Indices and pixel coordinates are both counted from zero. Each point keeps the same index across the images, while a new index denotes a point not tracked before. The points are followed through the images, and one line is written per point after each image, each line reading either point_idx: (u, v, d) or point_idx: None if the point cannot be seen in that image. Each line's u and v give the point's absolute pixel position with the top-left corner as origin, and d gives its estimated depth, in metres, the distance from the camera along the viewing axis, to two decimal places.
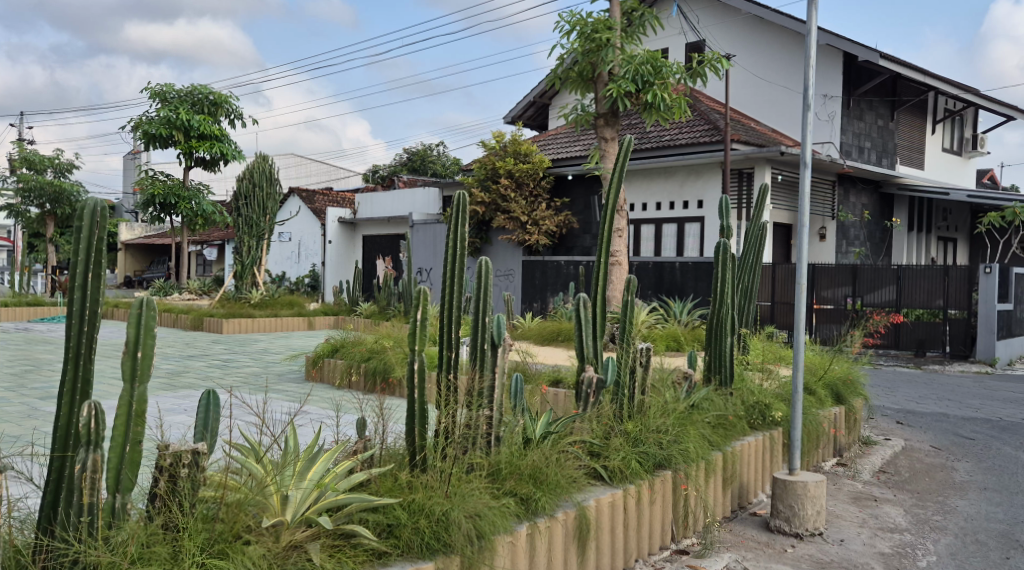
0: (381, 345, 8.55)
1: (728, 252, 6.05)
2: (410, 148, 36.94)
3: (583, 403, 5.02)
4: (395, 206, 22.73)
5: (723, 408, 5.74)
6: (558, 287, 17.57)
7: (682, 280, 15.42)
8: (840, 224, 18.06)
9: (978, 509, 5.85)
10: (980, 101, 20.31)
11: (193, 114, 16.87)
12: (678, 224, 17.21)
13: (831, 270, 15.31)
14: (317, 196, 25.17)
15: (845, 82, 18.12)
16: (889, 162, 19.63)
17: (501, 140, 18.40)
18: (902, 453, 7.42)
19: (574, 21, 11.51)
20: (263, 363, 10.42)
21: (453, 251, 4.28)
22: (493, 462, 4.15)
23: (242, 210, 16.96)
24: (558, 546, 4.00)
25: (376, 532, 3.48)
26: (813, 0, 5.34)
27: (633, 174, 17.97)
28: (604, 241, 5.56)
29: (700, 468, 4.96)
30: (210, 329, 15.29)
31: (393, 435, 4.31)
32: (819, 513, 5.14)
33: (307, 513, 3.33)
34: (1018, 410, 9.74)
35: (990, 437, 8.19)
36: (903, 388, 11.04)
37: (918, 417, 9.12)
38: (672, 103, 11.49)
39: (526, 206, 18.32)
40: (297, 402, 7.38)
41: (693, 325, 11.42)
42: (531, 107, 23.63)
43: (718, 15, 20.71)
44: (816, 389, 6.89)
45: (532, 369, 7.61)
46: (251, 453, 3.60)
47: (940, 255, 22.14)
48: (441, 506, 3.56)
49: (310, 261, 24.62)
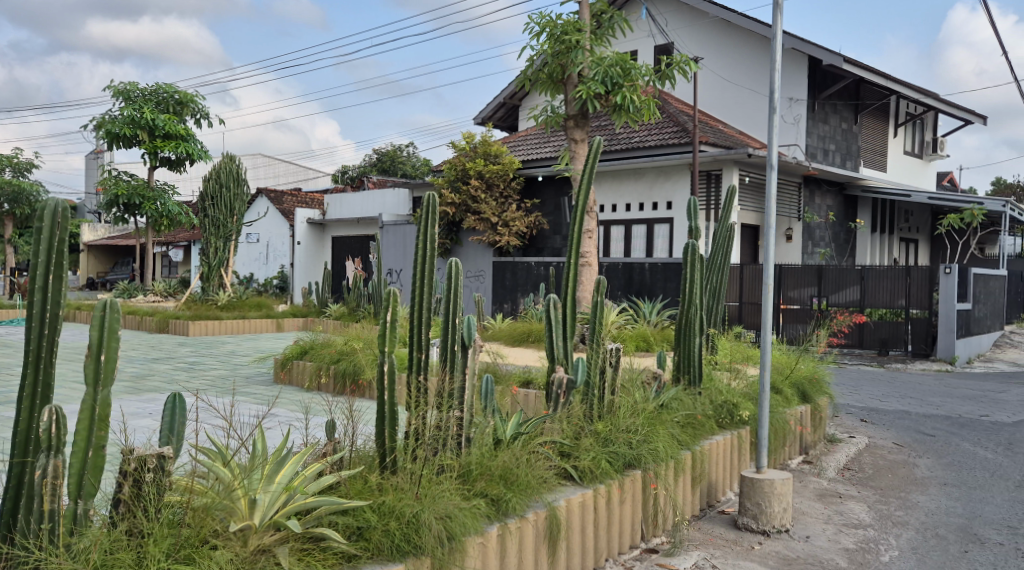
0: (351, 347, 8.47)
1: (697, 252, 6.08)
2: (379, 149, 36.82)
3: (553, 404, 5.03)
4: (364, 206, 22.62)
5: (691, 407, 5.80)
6: (529, 288, 17.64)
7: (652, 281, 15.54)
8: (806, 225, 18.31)
9: (938, 505, 5.96)
10: (941, 106, 20.70)
11: (158, 113, 16.64)
12: (647, 225, 17.32)
13: (797, 270, 15.51)
14: (285, 196, 24.98)
15: (810, 85, 18.39)
16: (852, 165, 19.94)
17: (471, 141, 18.38)
18: (866, 451, 7.53)
19: (543, 23, 11.52)
20: (230, 366, 10.30)
21: (423, 252, 4.27)
22: (464, 463, 4.15)
23: (209, 211, 16.74)
24: (529, 546, 4.02)
25: (345, 535, 3.46)
26: (778, 4, 5.40)
27: (603, 175, 18.05)
28: (574, 241, 5.57)
29: (669, 467, 4.99)
30: (176, 331, 15.10)
31: (363, 437, 4.28)
32: (785, 510, 5.19)
33: (275, 517, 3.30)
34: (977, 407, 9.94)
35: (950, 433, 8.36)
36: (867, 387, 11.20)
37: (881, 415, 9.26)
38: (641, 105, 11.55)
39: (496, 207, 18.32)
40: (265, 405, 7.32)
41: (662, 325, 11.51)
42: (501, 108, 23.66)
43: (686, 19, 20.88)
44: (783, 388, 6.98)
45: (503, 370, 7.64)
46: (218, 456, 3.55)
47: (902, 255, 22.53)
48: (412, 508, 3.56)
49: (278, 262, 24.42)
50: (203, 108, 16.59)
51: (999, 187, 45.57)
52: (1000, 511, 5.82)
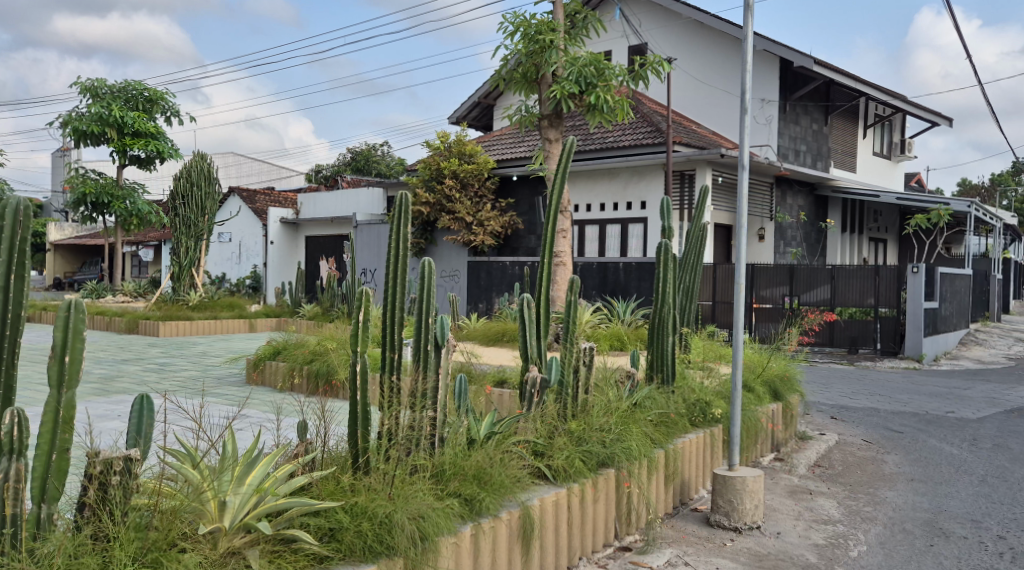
0: (325, 347, 8.42)
1: (670, 252, 6.10)
2: (353, 148, 36.63)
3: (527, 403, 5.04)
4: (338, 206, 22.50)
5: (664, 406, 5.83)
6: (504, 288, 17.67)
7: (626, 280, 15.61)
8: (778, 225, 18.49)
9: (905, 500, 6.06)
10: (908, 108, 20.99)
11: (127, 110, 16.43)
12: (621, 225, 17.39)
13: (769, 270, 15.67)
14: (258, 196, 24.76)
15: (781, 87, 18.57)
16: (823, 165, 20.16)
17: (446, 140, 18.33)
18: (836, 447, 7.63)
19: (517, 23, 11.52)
20: (202, 367, 10.19)
21: (396, 250, 4.26)
22: (438, 463, 4.14)
23: (180, 210, 16.54)
24: (503, 547, 4.02)
25: (317, 537, 3.44)
26: (749, 5, 5.44)
27: (577, 175, 18.11)
28: (548, 241, 5.57)
29: (642, 466, 5.02)
30: (145, 332, 14.92)
31: (337, 437, 4.26)
32: (756, 507, 5.24)
33: (245, 519, 3.28)
34: (943, 403, 10.11)
35: (917, 430, 8.49)
36: (837, 385, 11.34)
37: (851, 412, 9.38)
38: (615, 105, 11.59)
39: (470, 206, 18.30)
40: (235, 406, 7.25)
41: (637, 324, 11.55)
42: (475, 107, 23.65)
43: (659, 20, 20.99)
44: (754, 386, 7.04)
45: (477, 370, 7.62)
46: (186, 458, 3.51)
47: (871, 255, 22.83)
48: (385, 509, 3.55)
49: (251, 262, 24.21)
50: (173, 106, 16.41)
51: (966, 187, 46.29)
52: (965, 505, 5.92)
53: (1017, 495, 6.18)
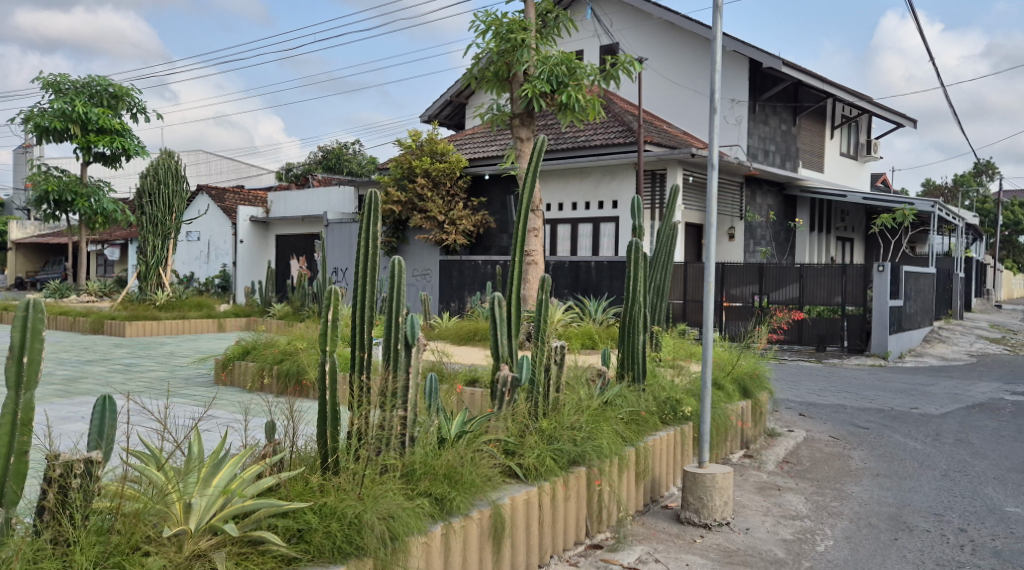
0: (294, 347, 8.36)
1: (640, 251, 6.12)
2: (324, 146, 36.39)
3: (498, 402, 5.04)
4: (309, 205, 22.36)
5: (635, 404, 5.86)
6: (476, 287, 17.68)
7: (598, 279, 15.68)
8: (748, 224, 18.65)
9: (870, 494, 6.14)
10: (874, 109, 21.28)
11: (91, 106, 16.17)
12: (593, 224, 17.44)
13: (739, 269, 15.81)
14: (227, 194, 24.50)
15: (751, 87, 18.74)
16: (791, 165, 20.39)
17: (417, 139, 18.26)
18: (804, 444, 7.73)
19: (488, 21, 11.50)
20: (169, 367, 10.07)
21: (366, 249, 4.23)
22: (408, 462, 4.13)
23: (147, 208, 16.30)
24: (473, 547, 4.01)
25: (285, 538, 3.40)
26: (718, 5, 5.47)
27: (549, 175, 18.14)
28: (519, 240, 5.57)
29: (613, 464, 5.05)
30: (111, 332, 14.70)
31: (305, 438, 4.21)
32: (726, 504, 5.28)
33: (212, 522, 3.26)
34: (908, 400, 10.28)
35: (882, 426, 8.62)
36: (805, 382, 11.47)
37: (818, 409, 9.50)
38: (586, 105, 11.60)
39: (442, 205, 18.25)
40: (202, 406, 7.17)
41: (608, 323, 11.60)
42: (447, 106, 23.61)
43: (630, 20, 21.08)
44: (724, 384, 7.09)
45: (448, 369, 7.57)
46: (151, 459, 3.46)
47: (839, 254, 23.14)
48: (353, 509, 3.53)
49: (220, 261, 23.94)
50: (138, 103, 16.17)
51: (929, 188, 47.08)
52: (928, 499, 6.02)
53: (979, 489, 6.30)
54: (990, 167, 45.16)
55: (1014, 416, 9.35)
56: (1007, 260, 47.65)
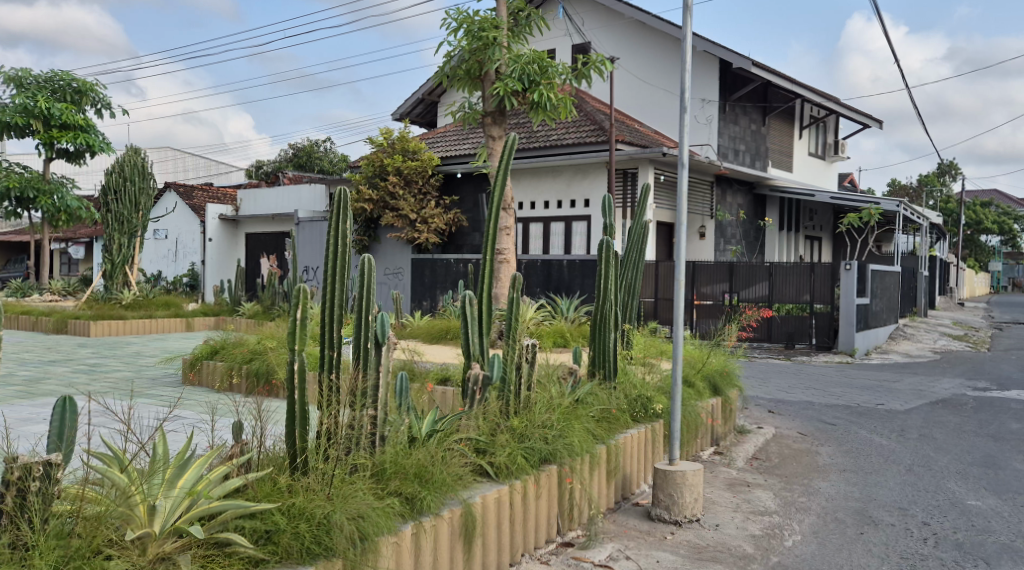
0: (263, 346, 8.28)
1: (611, 250, 6.12)
2: (295, 143, 36.15)
3: (469, 401, 5.03)
4: (280, 202, 22.19)
5: (606, 402, 5.88)
6: (448, 285, 17.65)
7: (570, 278, 15.71)
8: (718, 223, 18.79)
9: (837, 490, 6.22)
10: (842, 109, 21.54)
11: (54, 102, 15.87)
12: (565, 223, 17.47)
13: (709, 267, 15.90)
14: (195, 192, 24.21)
15: (721, 87, 18.89)
16: (761, 165, 20.57)
17: (389, 137, 18.15)
18: (773, 440, 7.80)
19: (460, 19, 11.44)
20: (134, 367, 9.91)
21: (335, 247, 4.18)
22: (378, 462, 4.10)
23: (112, 206, 16.03)
24: (444, 545, 3.99)
25: (253, 540, 3.35)
26: (688, 5, 5.49)
27: (521, 173, 18.14)
28: (490, 238, 5.55)
29: (584, 461, 5.06)
30: (75, 332, 14.46)
31: (273, 437, 4.16)
32: (696, 500, 5.31)
33: (177, 523, 3.20)
34: (874, 396, 10.43)
35: (849, 422, 8.73)
36: (774, 379, 11.59)
37: (787, 405, 9.60)
38: (558, 103, 11.60)
39: (414, 204, 18.16)
40: (169, 407, 7.07)
41: (580, 321, 11.63)
42: (418, 104, 23.53)
43: (602, 19, 21.13)
44: (694, 382, 7.14)
45: (419, 368, 7.52)
46: (113, 461, 3.39)
47: (807, 252, 23.42)
48: (323, 510, 3.50)
49: (188, 259, 23.64)
50: (103, 99, 15.89)
51: (895, 188, 47.82)
52: (893, 494, 6.10)
53: (942, 483, 6.40)
54: (954, 168, 46.02)
55: (976, 411, 9.53)
56: (970, 259, 48.63)
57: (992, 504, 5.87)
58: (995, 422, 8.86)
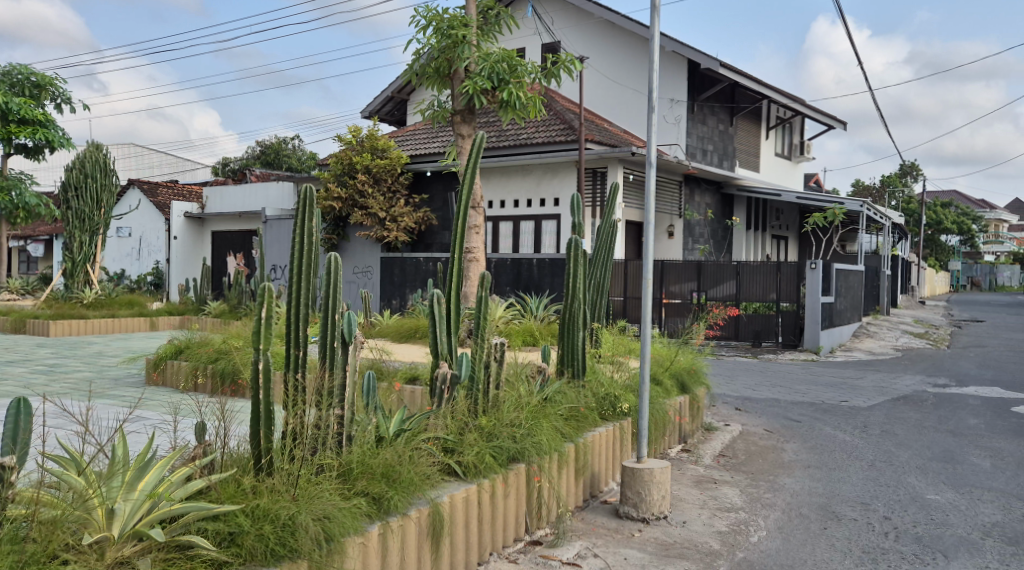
0: (229, 346, 8.18)
1: (580, 248, 6.13)
2: (262, 140, 35.81)
3: (437, 400, 5.00)
4: (247, 200, 21.96)
5: (574, 401, 5.88)
6: (417, 284, 17.58)
7: (540, 277, 15.73)
8: (686, 222, 18.92)
9: (802, 486, 6.28)
10: (808, 111, 21.80)
11: (12, 96, 15.53)
12: (534, 222, 17.49)
13: (678, 266, 16.00)
14: (160, 189, 23.87)
15: (689, 88, 19.03)
16: (729, 165, 20.75)
17: (357, 135, 18.02)
18: (740, 437, 7.87)
19: (429, 16, 11.37)
20: (96, 368, 9.73)
21: (301, 245, 4.12)
22: (345, 462, 4.07)
23: (73, 203, 15.75)
24: (411, 545, 3.96)
25: (215, 542, 3.30)
26: (655, 5, 5.51)
27: (490, 172, 18.11)
28: (458, 236, 5.53)
29: (552, 460, 5.05)
30: (35, 331, 14.18)
31: (237, 438, 4.10)
32: (664, 498, 5.33)
33: (136, 527, 3.15)
34: (838, 393, 10.57)
35: (814, 419, 8.84)
36: (741, 377, 11.69)
37: (754, 403, 9.70)
38: (527, 102, 11.58)
39: (384, 202, 18.03)
40: (130, 407, 6.94)
41: (549, 320, 11.64)
42: (388, 102, 23.42)
43: (572, 19, 21.17)
44: (662, 380, 7.17)
45: (388, 367, 7.47)
46: (71, 463, 3.32)
47: (774, 252, 23.68)
48: (287, 511, 3.45)
49: (153, 257, 23.28)
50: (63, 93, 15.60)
51: (859, 188, 48.51)
52: (856, 489, 6.19)
53: (903, 478, 6.50)
54: (915, 169, 46.81)
55: (936, 407, 9.71)
56: (930, 258, 49.52)
57: (950, 498, 5.98)
58: (954, 418, 9.02)
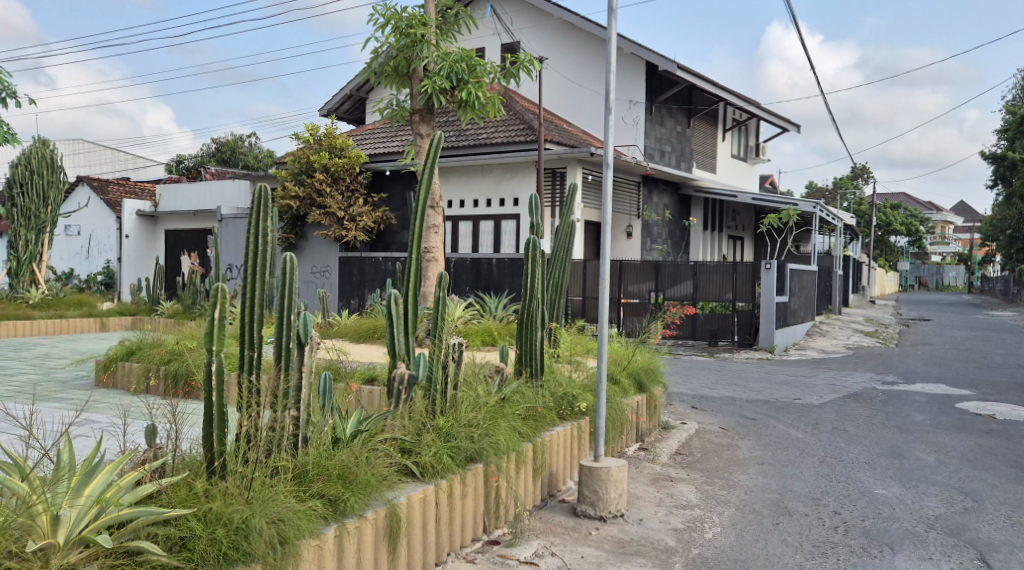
0: (182, 347, 8.05)
1: (538, 248, 6.13)
2: (217, 137, 35.32)
3: (394, 401, 4.98)
4: (201, 198, 21.64)
5: (532, 400, 5.88)
6: (376, 284, 17.43)
7: (499, 276, 15.74)
8: (644, 223, 19.08)
9: (755, 482, 6.38)
10: (763, 113, 22.14)
11: None
12: (494, 222, 17.49)
13: (636, 266, 16.13)
14: (110, 187, 23.37)
15: (647, 89, 19.20)
16: (686, 166, 20.98)
17: (315, 133, 17.82)
18: (696, 435, 7.97)
19: (388, 15, 11.30)
20: (42, 371, 9.47)
21: (254, 244, 4.06)
22: (300, 463, 4.03)
23: (18, 200, 15.32)
24: (368, 545, 3.93)
25: (166, 547, 3.25)
26: (612, 7, 5.55)
27: (450, 171, 18.07)
28: (415, 236, 5.49)
29: (510, 459, 5.05)
30: None
31: (189, 441, 4.04)
32: (621, 496, 5.38)
33: (83, 533, 3.09)
34: (791, 391, 10.76)
35: (768, 416, 8.99)
36: (698, 376, 11.82)
37: (709, 401, 9.83)
38: (486, 102, 11.54)
39: (342, 201, 17.87)
40: (76, 411, 6.78)
41: (508, 319, 11.66)
42: (347, 100, 23.23)
43: (531, 19, 21.19)
44: (620, 378, 7.22)
45: (346, 367, 7.41)
46: (14, 469, 3.24)
47: (730, 252, 24.02)
48: (241, 514, 3.41)
49: (103, 257, 22.78)
50: (7, 86, 15.11)
51: (812, 190, 49.40)
52: (807, 485, 6.30)
53: (852, 473, 6.64)
54: (865, 171, 47.84)
55: (884, 403, 9.93)
56: (880, 259, 50.68)
57: (897, 492, 6.12)
58: (901, 414, 9.24)
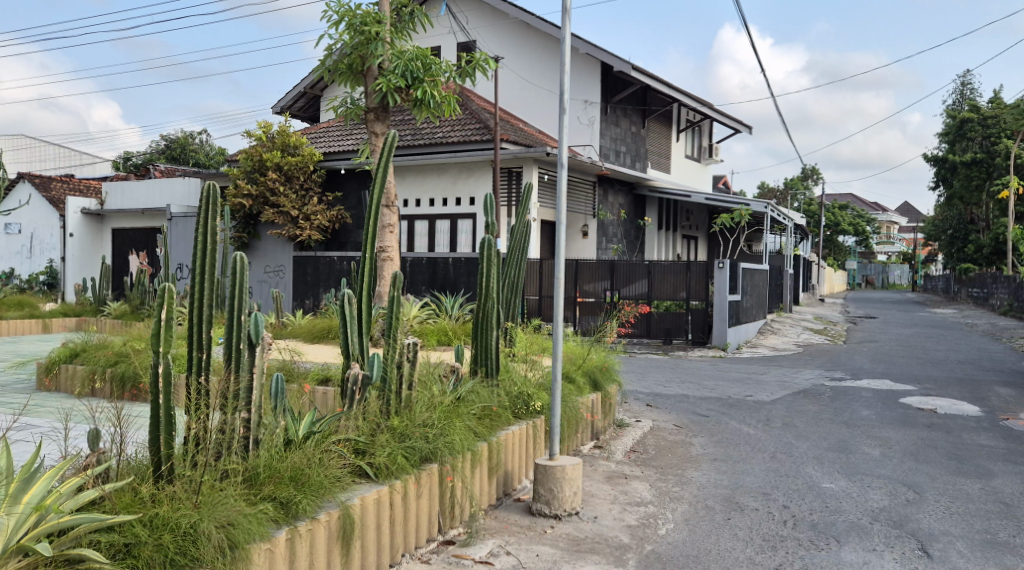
0: (130, 348, 7.88)
1: (492, 249, 6.11)
2: (167, 134, 34.67)
3: (348, 402, 4.93)
4: (149, 196, 21.20)
5: (488, 400, 5.85)
6: (331, 283, 17.24)
7: (455, 276, 15.70)
8: (600, 222, 19.18)
9: (708, 478, 6.46)
10: (715, 115, 22.43)
11: None
12: (450, 221, 17.44)
13: (592, 265, 16.26)
14: (53, 183, 22.78)
15: (602, 89, 19.32)
16: (641, 166, 21.16)
17: (268, 131, 17.57)
18: (650, 433, 8.03)
19: (341, 12, 11.18)
20: None
21: (203, 243, 3.98)
22: (251, 466, 3.96)
23: None
24: (320, 548, 3.88)
25: (109, 554, 3.18)
26: (567, 7, 5.57)
27: (405, 170, 17.97)
28: (370, 235, 5.44)
29: (465, 459, 5.03)
30: None
31: (135, 444, 3.93)
32: (575, 494, 5.39)
33: (22, 541, 3.01)
34: (743, 388, 10.92)
35: (720, 413, 9.10)
36: (652, 374, 11.93)
37: (664, 398, 9.94)
38: (441, 101, 11.48)
39: (296, 200, 17.66)
40: (14, 415, 6.59)
41: (464, 319, 11.64)
42: (300, 98, 22.97)
43: (487, 18, 21.16)
44: (575, 377, 7.24)
45: (298, 368, 7.33)
46: None
47: (684, 251, 24.29)
48: (188, 519, 3.34)
49: (46, 256, 22.14)
50: None
51: (764, 191, 50.24)
52: (757, 480, 6.39)
53: (801, 468, 6.76)
54: (814, 172, 48.80)
55: (832, 399, 10.14)
56: (829, 258, 51.76)
57: (843, 486, 6.24)
58: (849, 410, 9.45)
